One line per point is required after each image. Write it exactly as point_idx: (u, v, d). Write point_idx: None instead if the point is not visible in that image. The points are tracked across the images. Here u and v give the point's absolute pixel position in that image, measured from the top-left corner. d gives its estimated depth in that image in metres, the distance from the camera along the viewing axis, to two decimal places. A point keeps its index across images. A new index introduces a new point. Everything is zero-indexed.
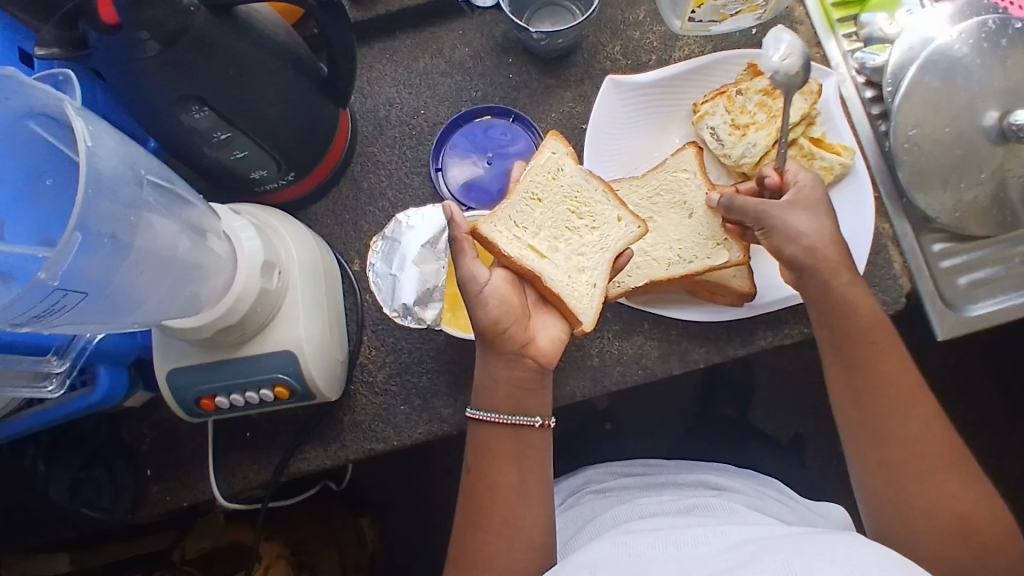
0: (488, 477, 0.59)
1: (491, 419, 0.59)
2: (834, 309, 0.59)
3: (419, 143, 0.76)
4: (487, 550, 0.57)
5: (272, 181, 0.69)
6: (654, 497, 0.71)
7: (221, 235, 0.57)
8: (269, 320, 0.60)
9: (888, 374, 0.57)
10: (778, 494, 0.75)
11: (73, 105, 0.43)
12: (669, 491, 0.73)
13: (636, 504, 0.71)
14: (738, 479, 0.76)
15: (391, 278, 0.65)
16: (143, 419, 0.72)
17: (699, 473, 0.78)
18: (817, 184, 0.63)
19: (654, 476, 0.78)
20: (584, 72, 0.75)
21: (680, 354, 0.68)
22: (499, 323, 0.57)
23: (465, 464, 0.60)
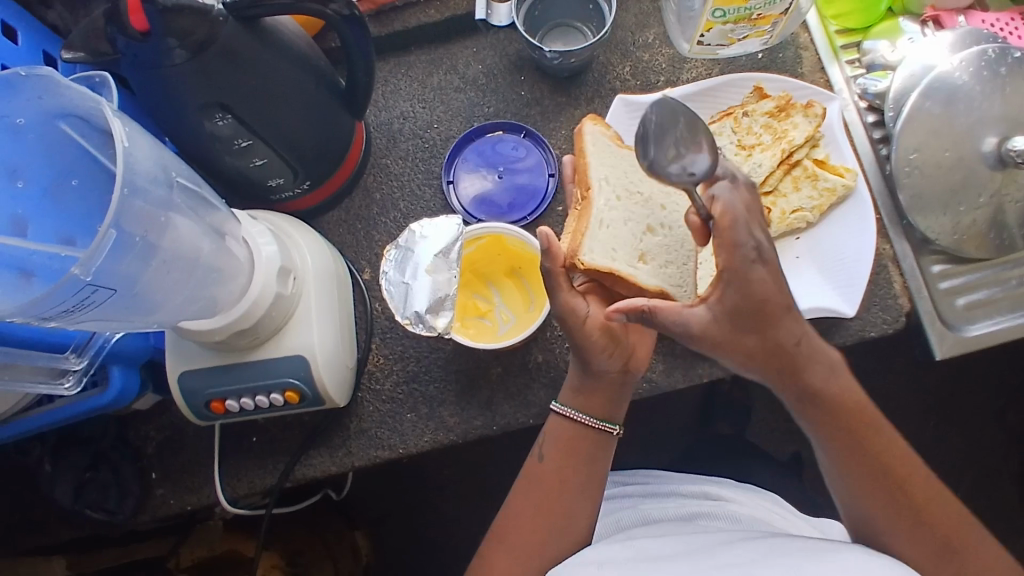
0: (555, 470, 0.62)
1: (574, 418, 0.63)
2: (828, 416, 0.55)
3: (432, 156, 0.77)
4: (520, 533, 0.61)
5: (287, 190, 0.70)
6: (657, 505, 0.75)
7: (240, 240, 0.58)
8: (282, 324, 0.61)
9: (888, 469, 0.56)
10: (778, 508, 0.76)
11: (110, 106, 0.44)
12: (671, 499, 0.76)
13: (639, 510, 0.74)
14: (740, 491, 0.78)
15: (404, 286, 0.64)
16: (149, 422, 0.73)
17: (700, 483, 0.79)
18: (742, 286, 0.50)
19: (657, 484, 0.80)
20: (594, 91, 0.77)
21: (684, 368, 0.69)
22: (607, 348, 0.60)
23: (541, 453, 0.63)
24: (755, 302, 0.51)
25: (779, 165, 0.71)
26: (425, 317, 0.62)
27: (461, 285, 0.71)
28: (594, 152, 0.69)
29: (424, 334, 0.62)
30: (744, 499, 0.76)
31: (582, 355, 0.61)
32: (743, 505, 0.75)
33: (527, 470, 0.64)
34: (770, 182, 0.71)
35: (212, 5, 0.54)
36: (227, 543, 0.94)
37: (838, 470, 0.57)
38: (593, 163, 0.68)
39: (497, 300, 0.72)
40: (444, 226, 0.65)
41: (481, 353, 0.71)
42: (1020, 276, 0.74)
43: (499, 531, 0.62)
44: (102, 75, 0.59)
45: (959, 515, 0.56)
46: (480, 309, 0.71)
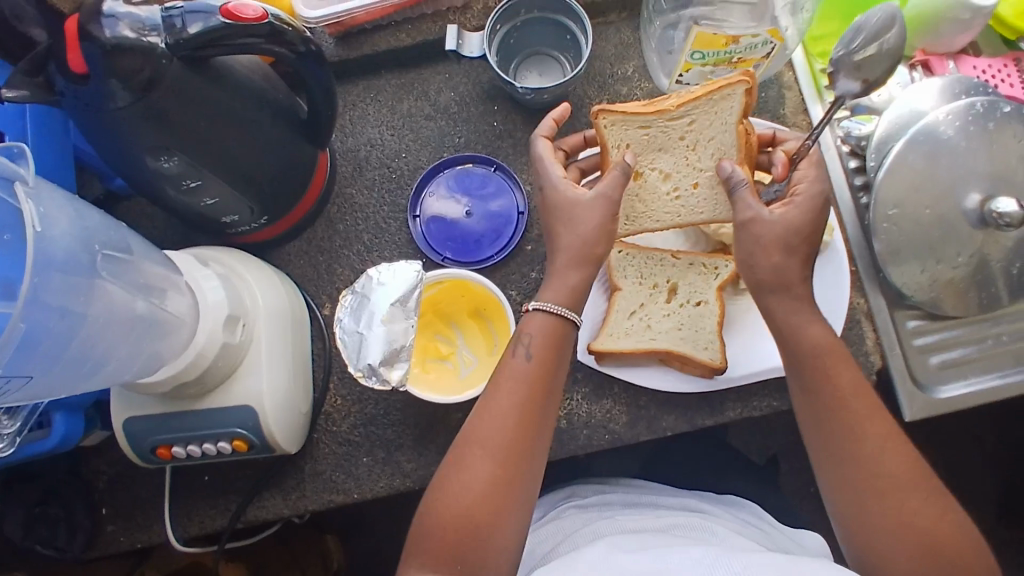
0: (522, 406, 0.55)
1: (546, 326, 0.58)
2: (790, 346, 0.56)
3: (398, 187, 0.75)
4: (493, 433, 0.54)
5: (244, 225, 0.67)
6: (635, 516, 0.72)
7: (182, 291, 0.55)
8: (230, 372, 0.59)
9: (851, 409, 0.53)
10: (758, 522, 0.76)
11: (24, 184, 0.42)
12: (651, 510, 0.75)
13: (616, 520, 0.71)
14: (718, 506, 0.78)
15: (358, 335, 0.61)
16: (101, 455, 0.71)
17: (682, 497, 0.79)
18: (801, 207, 0.57)
19: (638, 496, 0.79)
20: (569, 125, 0.74)
21: (648, 421, 0.68)
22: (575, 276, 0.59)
23: (527, 352, 0.57)
24: (805, 229, 0.57)
25: None
26: (379, 369, 0.60)
27: (421, 326, 0.69)
28: (706, 104, 0.62)
29: (377, 387, 0.60)
30: (723, 513, 0.76)
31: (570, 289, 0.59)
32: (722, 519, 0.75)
33: (498, 382, 0.56)
34: None
35: (156, 43, 0.50)
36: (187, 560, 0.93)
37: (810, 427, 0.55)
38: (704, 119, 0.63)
39: (459, 342, 0.70)
40: (404, 273, 0.62)
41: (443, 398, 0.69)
42: (997, 335, 0.73)
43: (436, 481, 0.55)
44: (19, 145, 0.42)
45: (940, 504, 0.51)
46: (441, 351, 0.69)
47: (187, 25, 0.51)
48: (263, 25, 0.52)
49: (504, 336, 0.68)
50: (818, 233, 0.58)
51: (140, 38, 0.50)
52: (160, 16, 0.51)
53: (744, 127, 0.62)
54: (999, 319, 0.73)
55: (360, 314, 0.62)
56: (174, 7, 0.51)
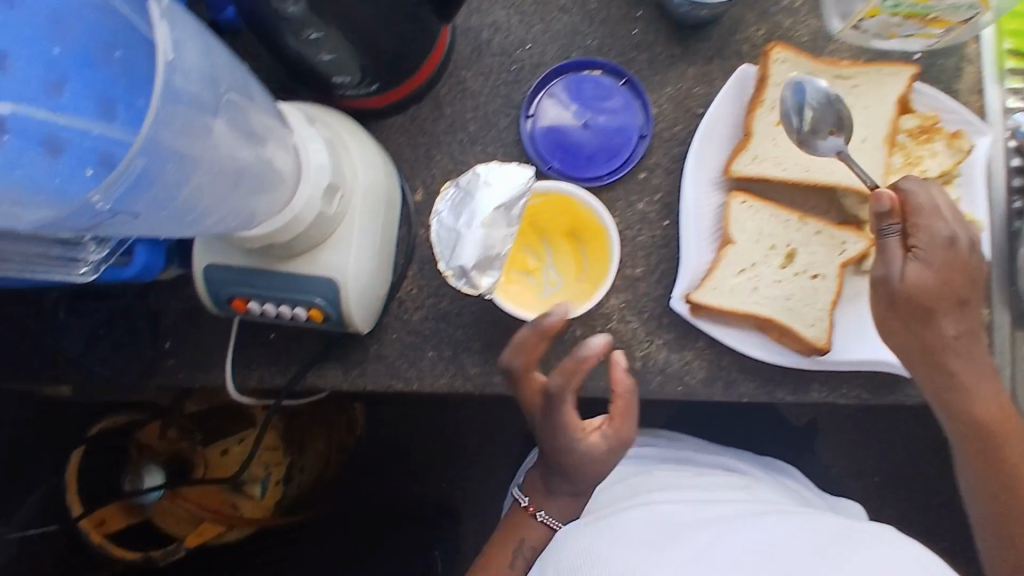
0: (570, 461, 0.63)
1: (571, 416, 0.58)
2: (951, 400, 0.60)
3: (516, 80, 0.69)
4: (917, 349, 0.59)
5: (352, 89, 0.63)
6: (672, 474, 0.71)
7: (288, 146, 0.53)
8: (319, 241, 0.57)
9: (980, 416, 0.60)
10: (793, 487, 0.77)
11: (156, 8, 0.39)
12: (688, 465, 0.76)
13: (652, 475, 0.71)
14: (753, 464, 0.79)
15: (455, 233, 0.58)
16: (170, 292, 0.70)
17: (720, 454, 0.79)
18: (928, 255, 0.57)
19: (681, 452, 0.78)
20: (716, 50, 0.67)
21: (725, 383, 0.65)
22: (571, 371, 0.56)
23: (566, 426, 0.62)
24: (934, 287, 0.57)
25: None
26: (470, 272, 0.57)
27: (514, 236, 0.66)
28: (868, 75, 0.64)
29: (464, 291, 0.57)
30: (761, 477, 0.76)
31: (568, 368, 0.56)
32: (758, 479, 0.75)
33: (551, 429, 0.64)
34: None
35: None
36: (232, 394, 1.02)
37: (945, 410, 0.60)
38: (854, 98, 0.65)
39: (548, 260, 0.67)
40: (513, 175, 0.58)
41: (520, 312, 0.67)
42: None
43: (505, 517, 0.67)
44: None
45: None
46: (528, 265, 0.66)
47: None
48: None
49: (598, 268, 0.64)
50: (955, 278, 0.58)
51: None
52: None
53: (895, 121, 0.64)
54: None
55: (460, 211, 0.58)
56: None
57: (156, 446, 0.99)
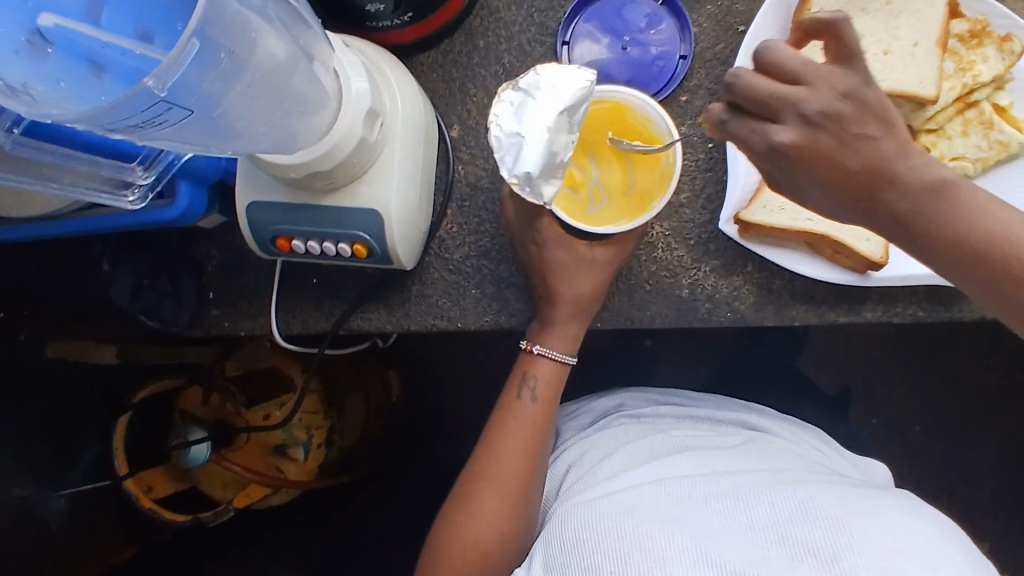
0: (535, 427, 0.64)
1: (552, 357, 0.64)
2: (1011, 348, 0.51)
3: (550, 7, 0.67)
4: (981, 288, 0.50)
5: (386, 19, 0.61)
6: (689, 433, 0.69)
7: (330, 71, 0.51)
8: (360, 173, 0.56)
9: None
10: (819, 447, 0.74)
11: None
12: (708, 425, 0.73)
13: (672, 433, 0.69)
14: (780, 423, 0.75)
15: (517, 139, 0.55)
16: (212, 241, 0.71)
17: (741, 412, 0.76)
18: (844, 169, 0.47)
19: (691, 408, 0.76)
20: None
21: (777, 307, 0.63)
22: (578, 298, 0.63)
23: (534, 394, 0.65)
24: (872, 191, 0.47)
25: (954, 102, 0.60)
26: (535, 180, 0.55)
27: None
28: None
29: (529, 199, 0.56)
30: (785, 432, 0.73)
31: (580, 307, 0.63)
32: (783, 439, 0.72)
33: (514, 396, 0.65)
34: (938, 118, 0.60)
35: None
36: (270, 359, 0.97)
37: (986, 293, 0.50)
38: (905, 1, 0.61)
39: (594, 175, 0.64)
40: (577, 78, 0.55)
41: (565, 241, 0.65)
42: None
43: (466, 481, 0.63)
44: None
45: None
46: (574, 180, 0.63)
47: None
48: None
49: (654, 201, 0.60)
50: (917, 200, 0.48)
51: None
52: None
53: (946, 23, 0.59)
54: None
55: (521, 115, 0.56)
56: None
57: (201, 412, 0.96)
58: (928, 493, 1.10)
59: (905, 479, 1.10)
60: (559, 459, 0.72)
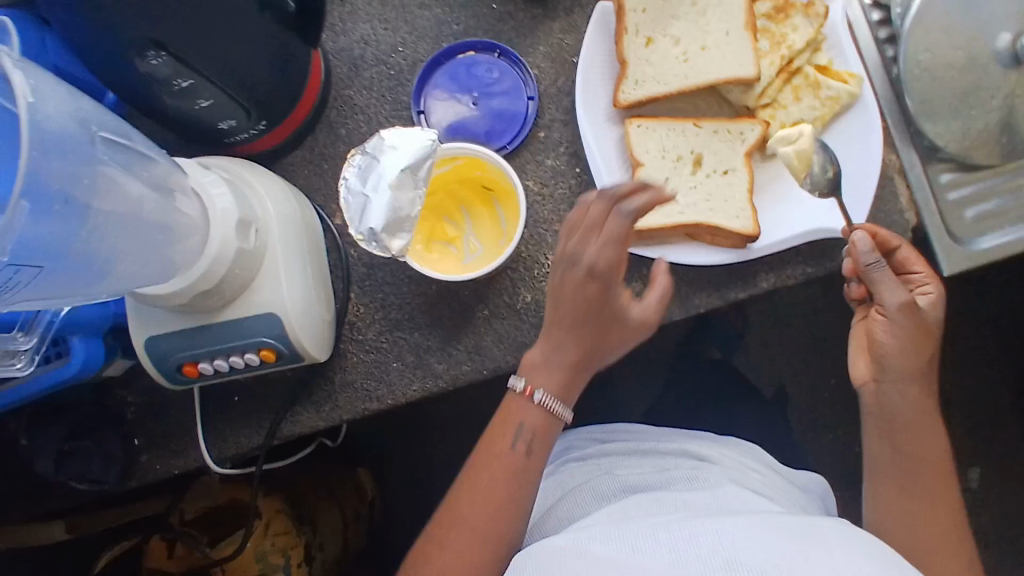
0: (537, 426, 0.59)
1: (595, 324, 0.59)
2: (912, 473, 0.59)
3: (398, 84, 0.70)
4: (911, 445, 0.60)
5: (243, 131, 0.64)
6: (635, 471, 0.70)
7: (190, 194, 0.53)
8: (248, 282, 0.57)
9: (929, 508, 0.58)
10: (759, 467, 0.73)
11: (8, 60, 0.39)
12: (651, 460, 0.73)
13: (616, 476, 0.70)
14: (720, 448, 0.74)
15: (364, 197, 0.58)
16: (127, 387, 0.70)
17: (684, 441, 0.75)
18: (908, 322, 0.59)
19: (635, 443, 0.76)
20: (573, 1, 0.70)
21: (680, 300, 0.66)
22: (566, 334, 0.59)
23: (562, 363, 0.60)
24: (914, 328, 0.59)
25: (779, 75, 0.65)
26: (380, 235, 0.57)
27: (431, 207, 0.67)
28: None
29: (378, 253, 0.58)
30: (728, 460, 0.72)
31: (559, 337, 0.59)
32: (725, 467, 0.71)
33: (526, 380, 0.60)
34: (769, 93, 0.65)
35: None
36: (227, 492, 0.93)
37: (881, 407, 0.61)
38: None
39: (467, 227, 0.68)
40: (415, 136, 0.59)
41: (467, 283, 0.67)
42: None
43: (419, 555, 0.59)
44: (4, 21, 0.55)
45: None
46: (448, 235, 0.67)
47: None
48: None
49: (513, 219, 0.66)
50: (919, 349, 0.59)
51: None
52: None
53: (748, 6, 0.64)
54: None
55: (367, 176, 0.59)
56: None
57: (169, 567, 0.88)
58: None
59: None
60: None
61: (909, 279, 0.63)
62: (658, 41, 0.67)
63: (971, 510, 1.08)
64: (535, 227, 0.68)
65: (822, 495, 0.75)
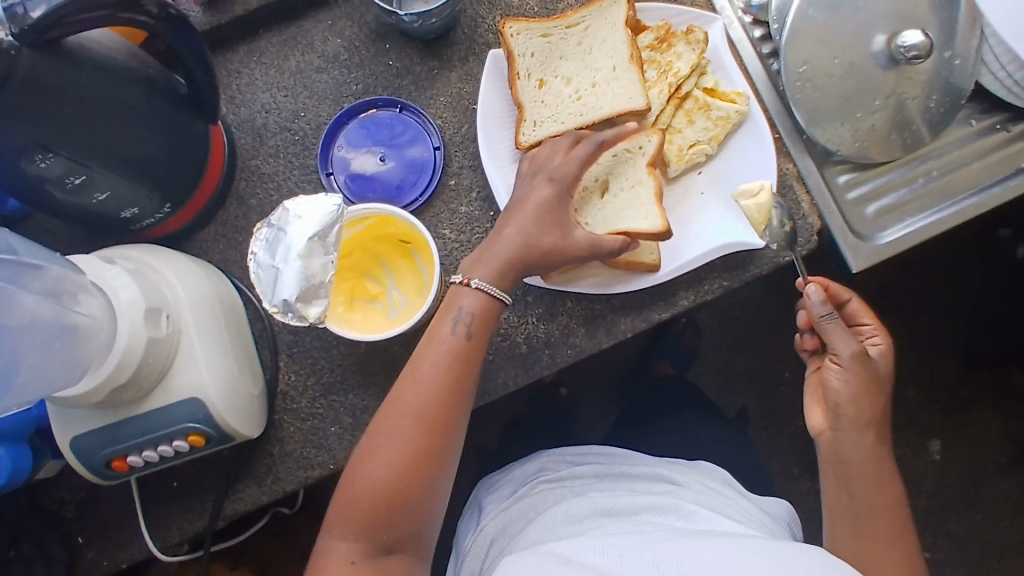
0: (441, 385, 0.55)
1: (495, 293, 0.58)
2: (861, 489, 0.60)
3: (305, 149, 0.71)
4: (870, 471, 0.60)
5: (148, 216, 0.64)
6: (608, 494, 0.69)
7: (93, 292, 0.53)
8: (166, 369, 0.56)
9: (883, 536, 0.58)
10: (725, 489, 0.72)
11: None
12: (624, 485, 0.71)
13: (589, 497, 0.68)
14: (691, 473, 0.74)
15: (274, 270, 0.58)
16: (61, 486, 0.68)
17: (659, 468, 0.75)
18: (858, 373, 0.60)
19: (611, 468, 0.75)
20: (467, 49, 0.71)
21: (605, 328, 0.67)
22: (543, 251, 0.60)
23: (459, 327, 0.57)
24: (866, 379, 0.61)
25: (670, 101, 0.68)
26: (295, 305, 0.57)
27: (350, 267, 0.67)
28: (597, 15, 0.69)
29: (296, 324, 0.58)
30: (697, 483, 0.72)
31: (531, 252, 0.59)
32: (693, 490, 0.70)
33: (432, 351, 0.56)
34: (663, 120, 0.68)
35: None
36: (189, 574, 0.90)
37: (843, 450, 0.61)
38: (595, 37, 0.69)
39: (389, 282, 0.68)
40: (320, 203, 0.59)
41: (396, 337, 0.68)
42: (926, 173, 0.72)
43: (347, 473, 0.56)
44: None
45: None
46: (371, 292, 0.68)
47: (30, 10, 0.46)
48: None
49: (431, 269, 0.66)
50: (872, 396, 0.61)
51: None
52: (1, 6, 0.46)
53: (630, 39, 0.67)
54: (930, 156, 0.73)
55: (276, 249, 0.58)
56: None
57: None
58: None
59: None
60: (483, 535, 0.72)
61: (858, 330, 0.65)
62: (551, 82, 0.70)
63: (932, 483, 1.11)
64: (457, 274, 0.68)
65: (786, 518, 0.74)
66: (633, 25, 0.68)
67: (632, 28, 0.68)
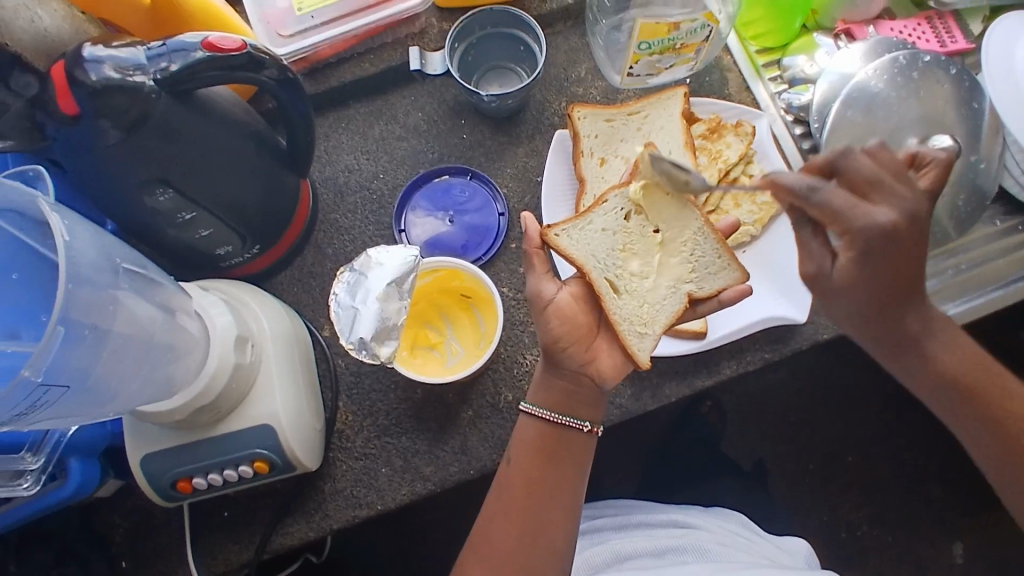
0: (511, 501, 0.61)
1: (540, 415, 0.62)
2: (989, 415, 0.59)
3: (380, 207, 0.77)
4: (986, 388, 0.60)
5: (237, 255, 0.69)
6: (628, 540, 0.71)
7: (193, 315, 0.57)
8: (243, 395, 0.60)
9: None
10: (743, 532, 0.74)
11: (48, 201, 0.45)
12: (638, 527, 0.74)
13: (611, 546, 0.71)
14: (701, 514, 0.76)
15: (353, 309, 0.63)
16: (115, 508, 0.70)
17: (669, 511, 0.76)
18: (869, 264, 0.54)
19: (625, 514, 0.77)
20: (534, 128, 0.79)
21: (652, 391, 0.70)
22: (558, 341, 0.61)
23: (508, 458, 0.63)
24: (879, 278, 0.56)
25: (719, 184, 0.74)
26: (369, 343, 0.61)
27: (414, 316, 0.72)
28: (656, 105, 0.77)
29: (367, 360, 0.62)
30: (713, 524, 0.73)
31: (545, 350, 0.62)
32: (711, 533, 0.72)
33: (495, 485, 0.63)
34: (712, 201, 0.74)
35: (143, 82, 0.52)
36: None
37: (941, 388, 0.60)
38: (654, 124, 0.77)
39: (448, 331, 0.73)
40: (400, 253, 0.64)
41: (451, 384, 0.71)
42: (955, 266, 0.77)
43: None
44: (38, 168, 0.58)
45: None
46: (431, 339, 0.72)
47: (173, 62, 0.53)
48: (243, 55, 0.55)
49: (491, 322, 0.71)
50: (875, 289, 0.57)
51: (126, 78, 0.51)
52: (144, 55, 0.53)
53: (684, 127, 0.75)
54: (955, 251, 0.78)
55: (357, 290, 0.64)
56: (157, 46, 0.53)
57: None
58: (886, 510, 1.14)
59: (861, 508, 1.14)
60: None
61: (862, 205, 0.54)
62: (611, 160, 0.76)
63: None
64: (512, 329, 0.73)
65: (806, 556, 0.75)
66: (688, 116, 0.75)
67: (687, 117, 0.76)
